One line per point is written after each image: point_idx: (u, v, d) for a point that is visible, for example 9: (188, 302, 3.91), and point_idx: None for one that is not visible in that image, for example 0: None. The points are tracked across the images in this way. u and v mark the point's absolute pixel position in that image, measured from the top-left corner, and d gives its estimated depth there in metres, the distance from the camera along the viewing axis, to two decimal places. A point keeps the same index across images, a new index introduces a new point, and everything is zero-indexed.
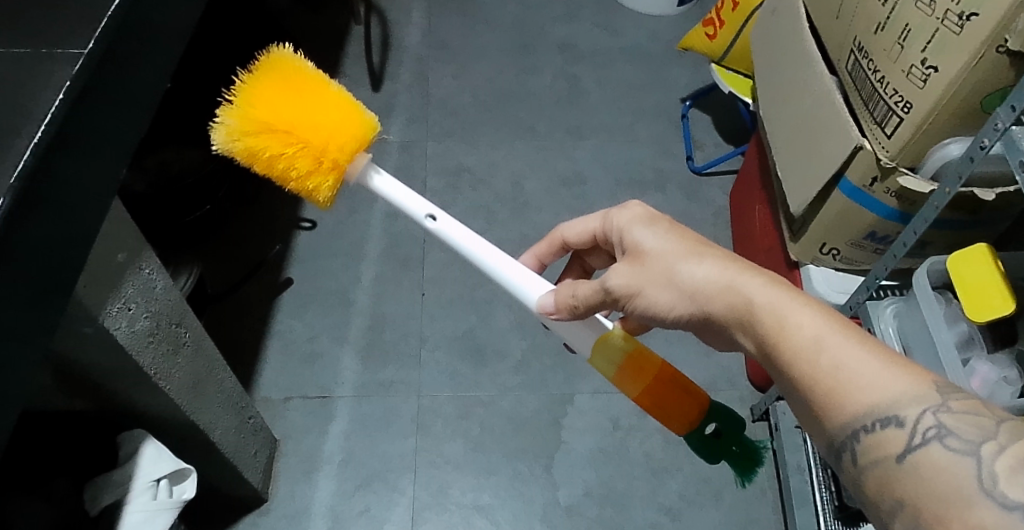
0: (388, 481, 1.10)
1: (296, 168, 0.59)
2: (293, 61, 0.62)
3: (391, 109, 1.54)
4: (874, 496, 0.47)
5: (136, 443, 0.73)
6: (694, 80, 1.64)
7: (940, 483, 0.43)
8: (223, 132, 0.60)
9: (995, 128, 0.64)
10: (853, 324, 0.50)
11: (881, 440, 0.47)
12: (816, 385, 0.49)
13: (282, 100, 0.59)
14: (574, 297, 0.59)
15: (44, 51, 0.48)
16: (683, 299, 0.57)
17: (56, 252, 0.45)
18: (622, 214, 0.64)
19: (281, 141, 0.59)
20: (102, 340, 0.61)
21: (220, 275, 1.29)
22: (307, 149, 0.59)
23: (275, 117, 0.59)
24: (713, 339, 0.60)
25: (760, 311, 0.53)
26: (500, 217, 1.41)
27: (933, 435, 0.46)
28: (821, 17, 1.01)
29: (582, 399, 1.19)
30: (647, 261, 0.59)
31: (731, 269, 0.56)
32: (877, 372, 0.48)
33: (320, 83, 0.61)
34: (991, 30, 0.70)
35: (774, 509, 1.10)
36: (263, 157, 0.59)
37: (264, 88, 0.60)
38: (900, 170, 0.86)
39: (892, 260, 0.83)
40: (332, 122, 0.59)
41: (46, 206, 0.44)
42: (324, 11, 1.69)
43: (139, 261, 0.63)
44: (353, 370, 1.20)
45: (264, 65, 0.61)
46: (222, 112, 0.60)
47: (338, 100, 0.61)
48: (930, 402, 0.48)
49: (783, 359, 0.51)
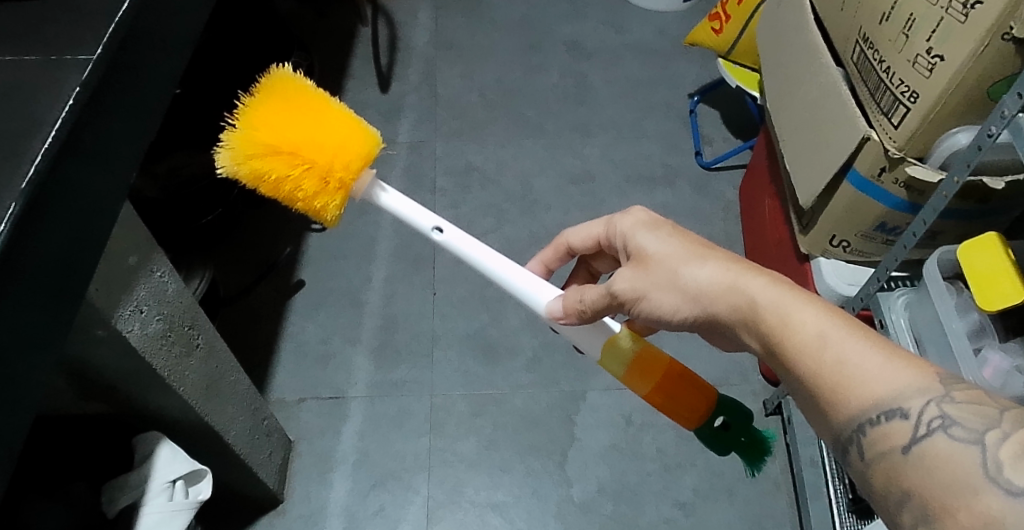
0: (402, 480, 1.11)
1: (302, 189, 0.60)
2: (294, 81, 0.63)
3: (399, 110, 1.55)
4: (882, 489, 0.47)
5: (152, 444, 0.74)
6: (702, 75, 1.64)
7: (946, 473, 0.43)
8: (228, 155, 0.60)
9: (1002, 117, 0.64)
10: (856, 319, 0.50)
11: (886, 432, 0.47)
12: (821, 381, 0.49)
13: (284, 123, 0.60)
14: (581, 302, 0.59)
15: (53, 58, 0.48)
16: (687, 301, 0.57)
17: (71, 255, 0.46)
18: (624, 219, 0.64)
19: (287, 161, 0.59)
20: (115, 342, 0.61)
21: (232, 278, 1.30)
22: (313, 169, 0.59)
23: (280, 139, 0.59)
24: (719, 339, 0.60)
25: (763, 310, 0.53)
26: (510, 216, 1.41)
27: (937, 426, 0.46)
28: (825, 9, 1.00)
29: (594, 396, 1.19)
30: (650, 265, 0.59)
31: (733, 269, 0.56)
32: (881, 367, 0.48)
33: (321, 102, 0.62)
34: (995, 18, 0.69)
35: (789, 503, 1.10)
36: (268, 180, 0.59)
37: (265, 111, 0.60)
38: (908, 160, 0.85)
39: (902, 251, 0.82)
40: (336, 140, 0.60)
41: (58, 212, 0.44)
42: (331, 14, 1.70)
43: (150, 264, 0.64)
44: (366, 370, 1.21)
45: (265, 88, 0.62)
46: (227, 137, 0.60)
47: (340, 118, 0.61)
48: (935, 394, 0.47)
49: (788, 356, 0.51)
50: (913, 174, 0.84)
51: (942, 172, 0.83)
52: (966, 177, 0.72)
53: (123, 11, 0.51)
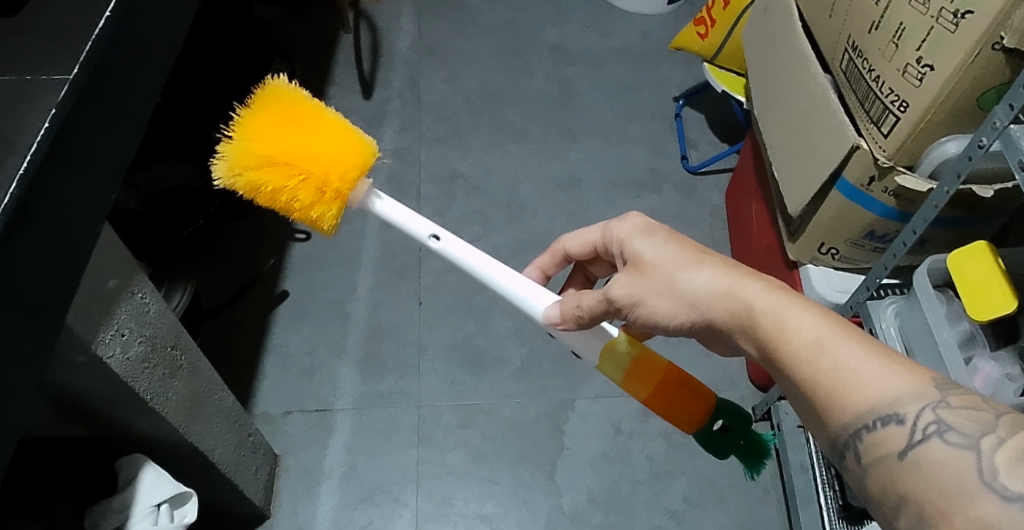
0: (391, 493, 1.10)
1: (299, 199, 0.59)
2: (290, 91, 0.62)
3: (383, 116, 1.54)
4: (879, 494, 0.47)
5: (135, 468, 0.73)
6: (686, 79, 1.64)
7: (942, 478, 0.43)
8: (224, 166, 0.59)
9: (993, 127, 0.64)
10: (852, 325, 0.49)
11: (882, 437, 0.47)
12: (817, 386, 0.49)
13: (282, 133, 0.59)
14: (579, 308, 0.58)
15: (26, 78, 0.47)
16: (684, 306, 0.57)
17: (58, 287, 0.45)
18: (621, 225, 0.63)
19: (283, 172, 0.58)
20: (95, 369, 0.60)
21: (215, 291, 1.28)
22: (309, 180, 0.58)
23: (276, 149, 0.58)
24: (716, 344, 0.59)
25: (759, 315, 0.53)
26: (497, 223, 1.40)
27: (933, 431, 0.46)
28: (813, 17, 1.01)
29: (583, 404, 1.18)
30: (647, 271, 0.59)
31: (731, 275, 0.56)
32: (877, 372, 0.48)
33: (318, 112, 0.61)
34: (985, 28, 0.70)
35: (779, 509, 1.10)
36: (264, 190, 0.59)
37: (261, 121, 0.59)
38: (897, 169, 0.86)
39: (892, 260, 0.83)
40: (331, 151, 0.59)
41: (36, 238, 0.43)
42: (313, 19, 1.69)
43: (131, 286, 0.63)
44: (352, 381, 1.19)
45: (261, 98, 0.61)
46: (223, 147, 0.59)
47: (336, 127, 0.61)
48: (930, 399, 0.47)
49: (784, 361, 0.51)
50: (902, 184, 0.85)
51: (932, 183, 0.84)
52: (956, 187, 0.73)
53: (99, 27, 0.50)
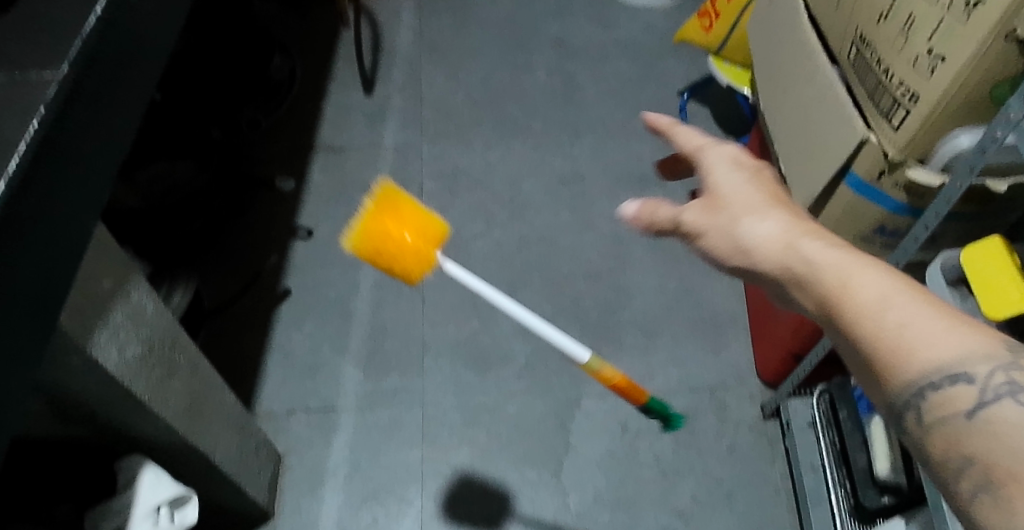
0: (395, 493, 1.09)
1: (403, 262, 0.66)
2: (393, 189, 0.69)
3: (384, 113, 1.53)
4: (941, 456, 0.43)
5: (135, 470, 0.71)
6: (691, 72, 1.63)
7: (1015, 439, 0.40)
8: (353, 238, 0.67)
9: (1006, 120, 0.63)
10: (922, 285, 0.48)
11: (950, 397, 0.44)
12: (881, 343, 0.47)
13: (398, 216, 0.67)
14: (654, 213, 0.62)
15: (17, 76, 0.46)
16: (749, 253, 0.57)
17: (50, 292, 0.44)
18: (712, 151, 0.62)
19: (399, 244, 0.66)
20: (90, 371, 0.59)
21: (215, 290, 1.27)
22: (413, 246, 0.66)
23: (398, 225, 0.67)
24: (779, 297, 0.58)
25: (823, 269, 0.52)
26: (500, 219, 1.38)
27: (1005, 396, 0.43)
28: (820, 8, 0.99)
29: (590, 401, 1.17)
30: (722, 211, 0.59)
31: (806, 228, 0.55)
32: (947, 332, 0.46)
33: (410, 204, 0.68)
34: (997, 20, 0.67)
35: (789, 509, 1.09)
36: (385, 261, 0.67)
37: (383, 215, 0.67)
38: (908, 162, 0.84)
39: (905, 253, 0.82)
40: (416, 223, 0.67)
41: (29, 243, 0.42)
42: (311, 15, 1.67)
43: (126, 287, 0.62)
44: (356, 379, 1.18)
45: (380, 194, 0.69)
46: (349, 236, 0.67)
47: (418, 216, 0.68)
48: (1001, 361, 0.46)
49: (845, 314, 0.49)
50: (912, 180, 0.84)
51: (944, 177, 0.80)
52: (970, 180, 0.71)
53: (90, 22, 0.49)
